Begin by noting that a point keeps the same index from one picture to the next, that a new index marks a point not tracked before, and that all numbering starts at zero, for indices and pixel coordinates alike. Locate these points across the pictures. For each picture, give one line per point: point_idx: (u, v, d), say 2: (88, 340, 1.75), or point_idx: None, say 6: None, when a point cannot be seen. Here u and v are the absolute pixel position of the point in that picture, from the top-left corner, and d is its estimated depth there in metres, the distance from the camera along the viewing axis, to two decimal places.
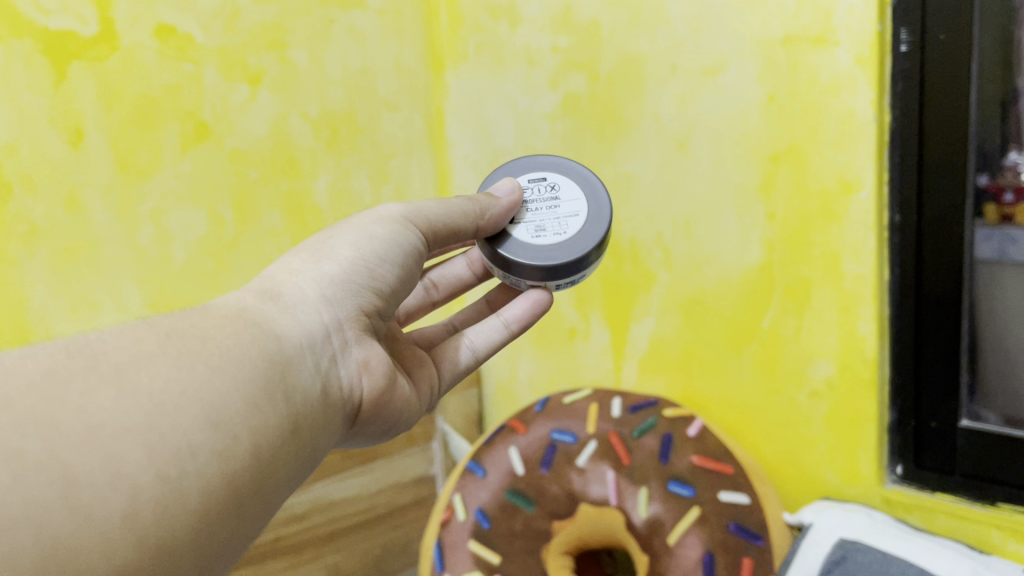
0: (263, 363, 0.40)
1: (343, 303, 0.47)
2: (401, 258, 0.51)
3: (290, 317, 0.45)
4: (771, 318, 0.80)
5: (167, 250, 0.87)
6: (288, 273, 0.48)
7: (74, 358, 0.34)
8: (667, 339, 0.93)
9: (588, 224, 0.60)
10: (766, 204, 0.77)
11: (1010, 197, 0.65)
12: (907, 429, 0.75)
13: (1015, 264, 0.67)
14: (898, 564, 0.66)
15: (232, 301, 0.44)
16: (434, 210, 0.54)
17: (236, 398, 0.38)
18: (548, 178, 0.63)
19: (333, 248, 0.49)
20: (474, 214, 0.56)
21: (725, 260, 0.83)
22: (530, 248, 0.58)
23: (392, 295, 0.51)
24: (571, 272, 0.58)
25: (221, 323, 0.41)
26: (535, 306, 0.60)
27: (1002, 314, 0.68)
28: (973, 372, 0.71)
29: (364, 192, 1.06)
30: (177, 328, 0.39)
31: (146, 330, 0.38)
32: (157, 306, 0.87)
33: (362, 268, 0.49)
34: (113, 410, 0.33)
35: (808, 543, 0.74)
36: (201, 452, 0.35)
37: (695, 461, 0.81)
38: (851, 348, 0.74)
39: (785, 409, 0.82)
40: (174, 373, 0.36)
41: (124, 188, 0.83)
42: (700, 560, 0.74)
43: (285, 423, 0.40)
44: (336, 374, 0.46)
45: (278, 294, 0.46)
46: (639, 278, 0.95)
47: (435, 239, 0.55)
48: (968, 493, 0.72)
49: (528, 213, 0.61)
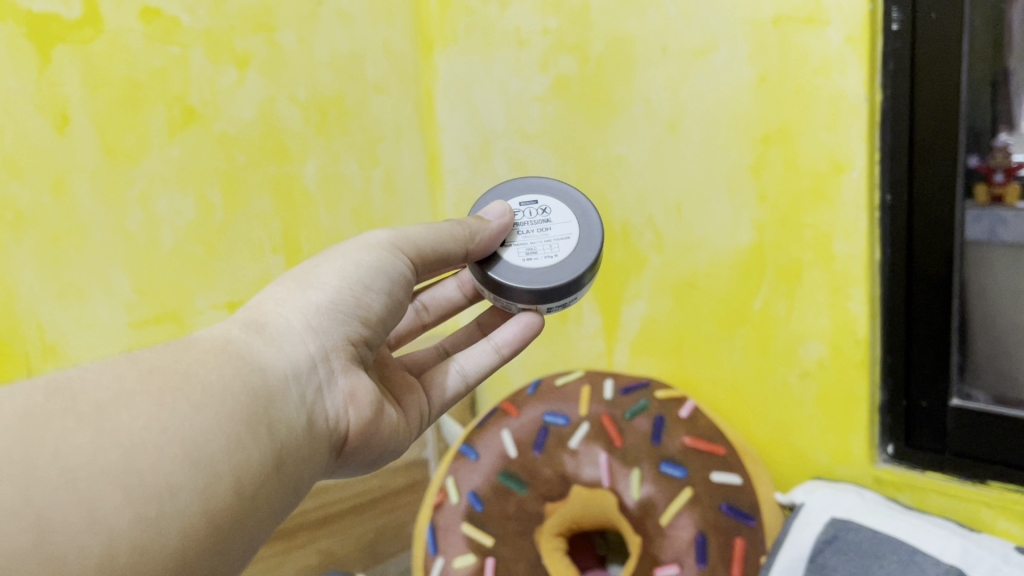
0: (247, 397, 0.40)
1: (330, 332, 0.47)
2: (387, 286, 0.51)
3: (275, 349, 0.44)
4: (763, 299, 0.80)
5: (156, 235, 0.86)
6: (274, 303, 0.47)
7: (53, 399, 0.34)
8: (659, 322, 0.93)
9: (579, 247, 0.59)
10: (757, 186, 0.77)
11: (1000, 176, 0.65)
12: (898, 408, 0.75)
13: (1004, 245, 0.67)
14: (888, 543, 0.67)
15: (217, 333, 0.44)
16: (422, 234, 0.54)
17: (218, 435, 0.37)
18: (540, 201, 0.62)
19: (320, 275, 0.49)
20: (463, 237, 0.56)
21: (717, 243, 0.83)
22: (522, 272, 0.58)
23: (379, 322, 0.51)
24: (563, 296, 0.58)
25: (204, 356, 0.41)
26: (525, 331, 0.59)
27: (992, 293, 0.69)
28: (963, 350, 0.71)
29: (354, 175, 1.05)
30: (160, 363, 0.39)
31: (127, 365, 0.38)
32: (146, 292, 0.86)
33: (347, 296, 0.48)
34: (90, 452, 0.33)
35: (800, 522, 0.74)
36: (181, 492, 0.35)
37: (686, 442, 0.81)
38: (843, 329, 0.74)
39: (776, 390, 0.82)
40: (155, 412, 0.36)
41: (111, 173, 0.82)
42: (692, 541, 0.75)
43: (268, 459, 0.40)
44: (323, 406, 0.46)
45: (263, 325, 0.45)
46: (630, 261, 0.94)
47: (423, 264, 0.54)
48: (957, 472, 0.72)
49: (519, 235, 0.60)
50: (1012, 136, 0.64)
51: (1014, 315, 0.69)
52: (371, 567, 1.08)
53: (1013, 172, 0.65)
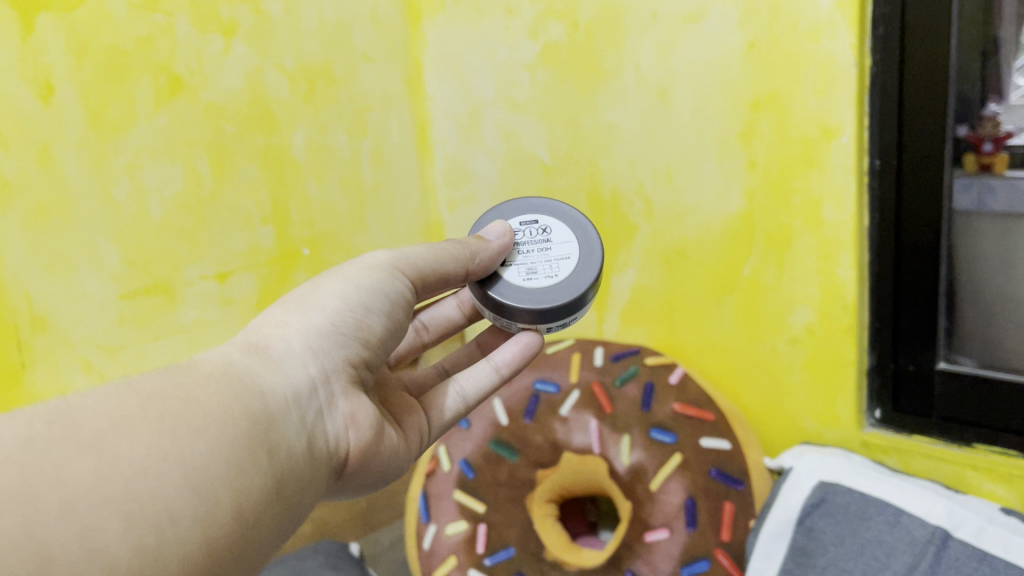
0: (247, 420, 0.38)
1: (330, 354, 0.46)
2: (388, 307, 0.50)
3: (275, 372, 0.42)
4: (752, 266, 0.81)
5: (144, 206, 0.85)
6: (274, 326, 0.46)
7: (52, 428, 0.32)
8: (649, 290, 0.93)
9: (579, 267, 0.59)
10: (747, 152, 0.77)
11: (989, 146, 0.65)
12: (885, 373, 0.76)
13: (991, 214, 0.67)
14: (875, 505, 0.69)
15: (217, 356, 0.42)
16: (422, 255, 0.53)
17: (219, 460, 0.35)
18: (540, 221, 0.62)
19: (319, 297, 0.48)
20: (465, 257, 0.55)
21: (707, 210, 0.83)
22: (522, 292, 0.57)
23: (380, 345, 0.50)
24: (564, 315, 0.57)
25: (205, 380, 0.39)
26: (525, 350, 0.58)
27: (978, 261, 0.69)
28: (951, 316, 0.72)
29: (343, 145, 1.05)
30: (160, 388, 0.37)
31: (126, 390, 0.36)
32: (135, 263, 0.85)
33: (347, 318, 0.47)
34: (92, 480, 0.31)
35: (788, 485, 0.75)
36: (182, 519, 0.33)
37: (676, 409, 0.82)
38: (831, 295, 0.75)
39: (765, 356, 0.83)
40: (155, 438, 0.34)
41: (97, 143, 0.80)
42: (682, 506, 0.76)
43: (269, 484, 0.38)
44: (323, 429, 0.44)
45: (263, 348, 0.44)
46: (621, 230, 0.94)
47: (423, 286, 0.53)
48: (944, 435, 0.73)
49: (519, 255, 0.60)
50: (1001, 105, 0.64)
51: (1001, 284, 0.69)
52: (363, 535, 1.07)
53: (1001, 141, 0.64)
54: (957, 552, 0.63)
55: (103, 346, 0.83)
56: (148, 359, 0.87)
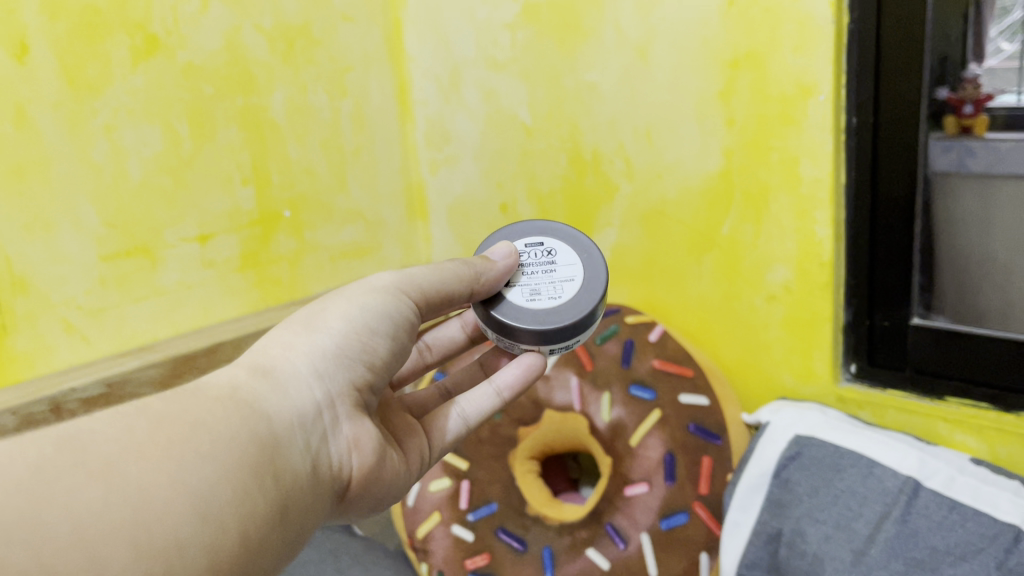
0: (253, 447, 0.40)
1: (334, 377, 0.46)
2: (394, 329, 0.50)
3: (280, 396, 0.44)
4: (730, 225, 0.81)
5: (122, 166, 0.84)
6: (280, 348, 0.47)
7: (63, 452, 0.33)
8: (630, 249, 0.93)
9: (584, 289, 0.59)
10: (725, 111, 0.78)
11: (969, 108, 0.66)
12: (861, 328, 0.77)
13: (970, 176, 0.68)
14: (849, 457, 0.70)
15: (224, 379, 0.43)
16: (428, 277, 0.53)
17: (224, 486, 0.37)
18: (546, 244, 0.61)
19: (326, 319, 0.48)
20: (469, 277, 0.54)
21: (686, 169, 0.83)
22: (526, 313, 0.57)
23: (385, 367, 0.50)
24: (567, 337, 0.57)
25: (213, 405, 0.40)
26: (526, 373, 0.57)
27: (957, 224, 0.69)
28: (926, 275, 0.72)
29: (323, 107, 1.04)
30: (169, 413, 0.38)
31: (138, 414, 0.38)
32: (115, 225, 0.84)
33: (353, 342, 0.48)
34: (102, 507, 0.32)
35: (765, 440, 0.76)
36: (190, 546, 0.34)
37: (655, 366, 0.83)
38: (808, 252, 0.76)
39: (743, 314, 0.84)
40: (163, 464, 0.35)
41: (73, 104, 0.80)
42: (661, 460, 0.78)
43: (273, 509, 0.40)
44: (326, 453, 0.45)
45: (269, 371, 0.45)
46: (601, 189, 0.94)
47: (429, 307, 0.53)
48: (917, 388, 0.74)
49: (524, 276, 0.59)
50: (981, 67, 0.65)
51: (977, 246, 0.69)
52: None
53: (981, 103, 0.65)
54: (927, 502, 0.64)
55: (85, 309, 0.83)
56: (130, 321, 0.87)
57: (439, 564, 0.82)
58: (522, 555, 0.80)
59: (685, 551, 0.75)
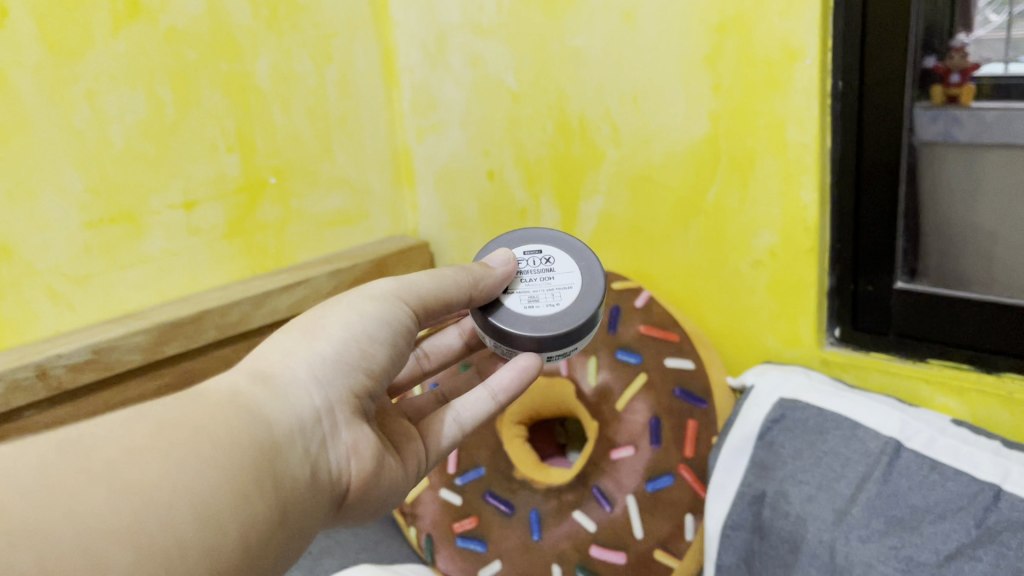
0: (254, 450, 0.40)
1: (335, 384, 0.46)
2: (392, 337, 0.50)
3: (280, 402, 0.44)
4: (717, 190, 0.81)
5: (105, 133, 0.84)
6: (279, 354, 0.47)
7: (66, 455, 0.34)
8: (617, 215, 0.93)
9: (582, 297, 0.59)
10: (712, 76, 0.78)
11: (956, 77, 0.65)
12: (845, 292, 0.77)
13: (956, 145, 0.68)
14: (831, 420, 0.71)
15: (225, 385, 0.43)
16: (425, 284, 0.53)
17: (224, 492, 0.37)
18: (544, 251, 0.62)
19: (325, 326, 0.48)
20: (466, 284, 0.55)
21: (673, 134, 0.83)
22: (524, 319, 0.57)
23: (383, 374, 0.50)
24: (565, 344, 0.57)
25: (214, 410, 0.40)
26: (522, 375, 0.55)
27: (943, 192, 0.70)
28: (912, 239, 0.73)
29: (307, 73, 1.01)
30: (170, 418, 0.38)
31: (138, 418, 0.38)
32: (99, 191, 0.84)
33: (353, 349, 0.48)
34: (105, 510, 0.33)
35: (749, 403, 0.77)
36: (191, 551, 0.35)
37: (641, 330, 0.84)
38: (793, 217, 0.76)
39: (728, 279, 0.84)
40: (165, 468, 0.36)
41: (54, 69, 0.79)
42: (646, 424, 0.79)
43: (272, 515, 0.40)
44: (325, 460, 0.45)
45: (269, 376, 0.45)
46: (588, 156, 0.93)
47: (427, 315, 0.53)
48: (900, 351, 0.75)
49: (522, 283, 0.59)
50: (969, 37, 0.64)
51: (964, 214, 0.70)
52: None
53: (967, 73, 0.65)
54: (908, 462, 0.65)
55: (69, 276, 0.83)
56: (116, 288, 0.87)
57: (427, 527, 0.85)
58: (508, 519, 0.81)
59: (670, 513, 0.76)
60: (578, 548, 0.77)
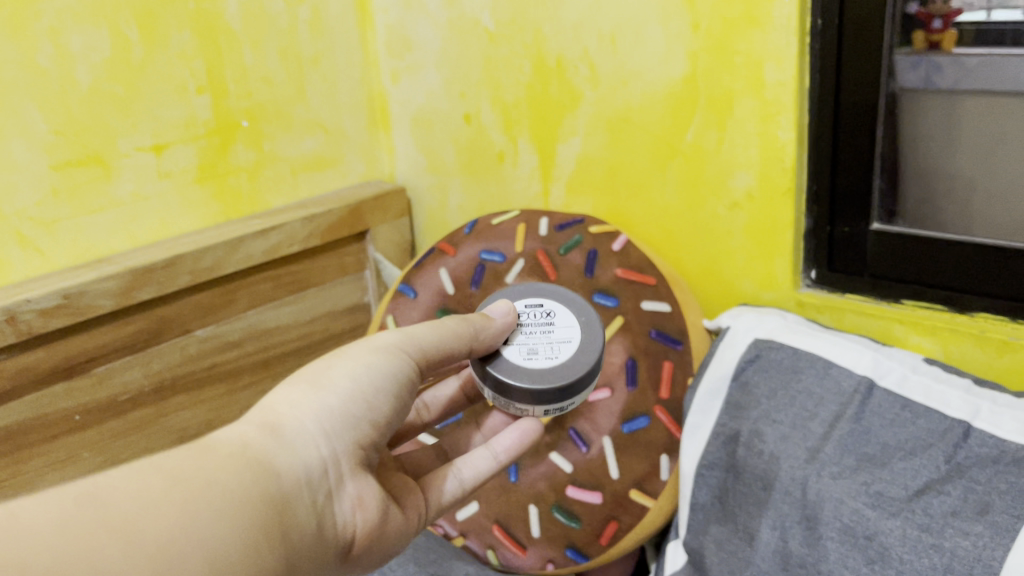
0: (262, 503, 0.43)
1: (341, 436, 0.48)
2: (398, 389, 0.52)
3: (289, 454, 0.46)
4: (694, 131, 0.81)
5: (70, 73, 0.81)
6: (288, 405, 0.49)
7: (84, 510, 0.38)
8: (595, 158, 0.92)
9: (580, 352, 0.60)
10: (691, 14, 0.76)
11: (938, 24, 0.66)
12: (822, 234, 0.77)
13: (936, 92, 0.68)
14: (806, 359, 0.71)
15: (235, 436, 0.46)
16: (428, 336, 0.54)
17: (234, 544, 0.41)
18: (545, 304, 0.63)
19: (333, 378, 0.50)
20: (467, 335, 0.57)
21: (650, 75, 0.82)
22: (523, 371, 0.58)
23: (388, 426, 0.52)
24: (562, 398, 0.58)
25: (223, 464, 0.43)
26: (524, 436, 0.61)
27: (919, 139, 0.71)
28: (890, 182, 0.73)
29: (279, 13, 0.98)
30: (182, 471, 0.42)
31: (151, 471, 0.41)
32: (65, 133, 0.82)
33: (359, 401, 0.50)
34: (123, 563, 0.37)
35: (725, 345, 0.77)
36: None
37: (618, 274, 0.83)
38: (770, 157, 0.76)
39: (705, 222, 0.84)
40: (176, 522, 0.39)
41: (15, 6, 0.76)
42: (623, 366, 0.79)
43: (278, 563, 0.43)
44: (331, 512, 0.48)
45: (278, 428, 0.47)
46: (566, 97, 0.92)
47: (430, 365, 0.55)
48: (875, 292, 0.76)
49: (521, 335, 0.61)
50: None
51: (938, 162, 0.71)
52: None
53: (949, 19, 0.65)
54: (880, 400, 0.66)
55: (37, 220, 0.82)
56: (85, 232, 0.86)
57: None
58: None
59: (646, 453, 0.77)
60: (555, 488, 0.79)
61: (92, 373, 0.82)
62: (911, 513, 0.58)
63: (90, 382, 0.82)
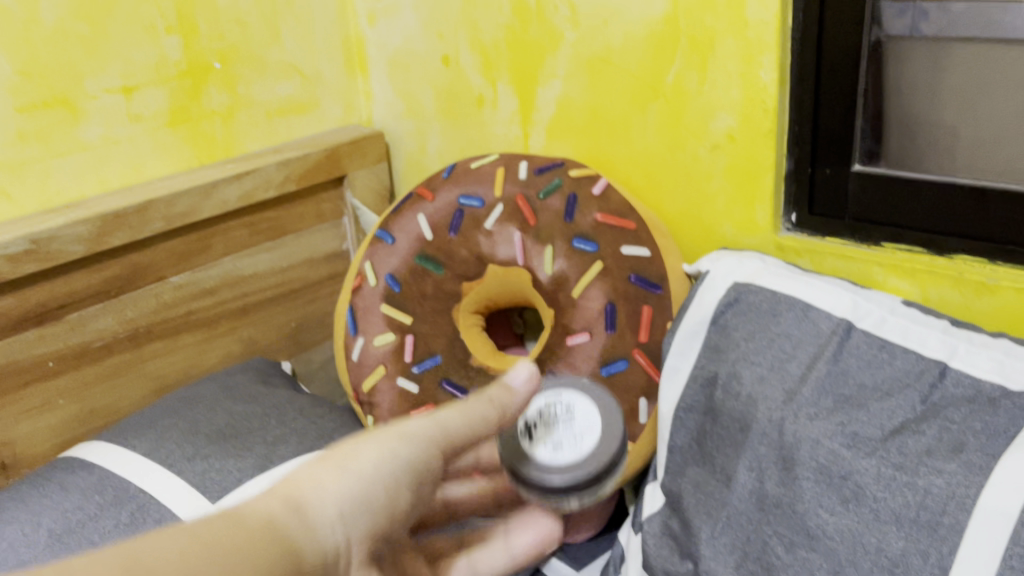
0: None
1: (361, 524, 0.42)
2: (417, 482, 0.45)
3: (314, 539, 0.40)
4: (676, 72, 0.79)
5: (34, 11, 0.79)
6: (310, 481, 0.42)
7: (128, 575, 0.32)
8: (575, 101, 0.90)
9: (603, 442, 0.56)
10: None
11: None
12: (803, 177, 0.76)
13: (921, 40, 0.68)
14: (785, 302, 0.71)
15: (259, 512, 0.39)
16: (457, 422, 0.48)
17: None
18: (561, 399, 0.59)
19: (357, 462, 0.43)
20: (497, 420, 0.50)
21: (631, 15, 0.81)
22: (549, 469, 0.54)
23: (400, 520, 0.45)
24: (589, 490, 0.54)
25: (257, 535, 0.38)
26: (541, 536, 0.59)
27: (903, 88, 0.71)
28: (874, 127, 0.73)
29: None
30: (217, 535, 0.36)
31: (179, 530, 0.36)
32: (31, 74, 0.80)
33: (380, 490, 0.43)
34: None
35: (704, 289, 0.77)
36: None
37: (598, 219, 0.82)
38: (751, 98, 0.75)
39: (686, 165, 0.83)
40: None
41: None
42: (602, 311, 0.78)
43: None
44: None
45: (303, 506, 0.41)
46: (545, 38, 0.90)
47: (451, 455, 0.49)
48: (856, 235, 0.75)
49: (543, 432, 0.57)
50: None
51: (918, 109, 0.71)
52: (295, 357, 1.05)
53: None
54: (859, 342, 0.66)
55: (4, 163, 0.80)
56: (55, 176, 0.84)
57: (384, 416, 0.83)
58: None
59: (625, 397, 0.77)
60: None
61: (65, 319, 0.81)
62: (886, 452, 0.59)
63: (63, 328, 0.81)
